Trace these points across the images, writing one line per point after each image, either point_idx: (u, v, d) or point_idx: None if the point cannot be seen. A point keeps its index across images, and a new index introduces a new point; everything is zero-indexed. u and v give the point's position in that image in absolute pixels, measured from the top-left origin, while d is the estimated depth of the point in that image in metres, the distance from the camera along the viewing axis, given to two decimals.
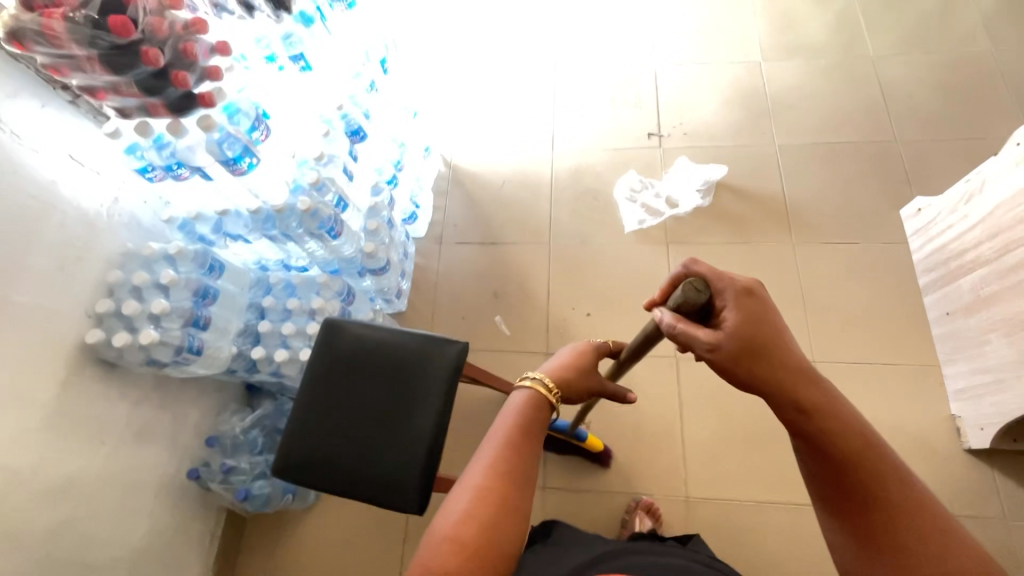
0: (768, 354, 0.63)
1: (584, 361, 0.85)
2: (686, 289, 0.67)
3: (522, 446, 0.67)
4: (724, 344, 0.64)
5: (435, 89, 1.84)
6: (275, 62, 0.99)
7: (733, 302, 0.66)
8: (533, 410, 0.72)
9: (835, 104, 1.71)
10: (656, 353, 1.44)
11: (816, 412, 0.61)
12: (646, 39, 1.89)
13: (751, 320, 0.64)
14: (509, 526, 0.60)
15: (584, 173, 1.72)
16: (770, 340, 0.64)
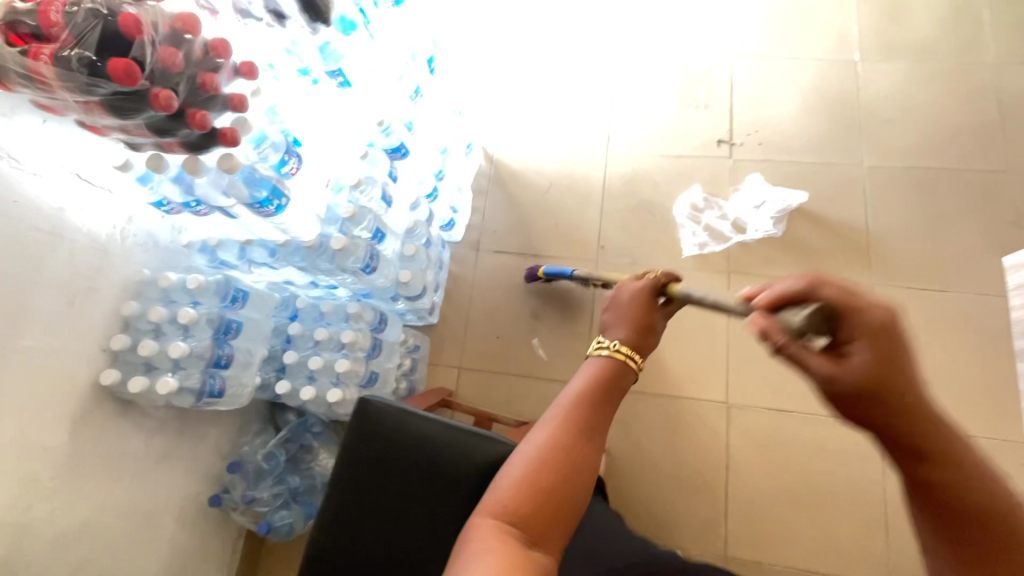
0: (896, 401, 0.51)
1: (642, 307, 0.72)
2: (812, 311, 0.52)
3: (598, 399, 0.66)
4: (842, 383, 0.51)
5: (480, 71, 1.65)
6: (309, 75, 0.85)
7: (867, 335, 0.52)
8: (613, 360, 0.68)
9: (941, 118, 1.48)
10: (703, 397, 1.34)
11: (934, 454, 0.51)
12: (724, 24, 1.64)
13: (887, 361, 0.51)
14: (579, 479, 0.62)
15: (640, 181, 1.54)
16: (903, 387, 0.51)
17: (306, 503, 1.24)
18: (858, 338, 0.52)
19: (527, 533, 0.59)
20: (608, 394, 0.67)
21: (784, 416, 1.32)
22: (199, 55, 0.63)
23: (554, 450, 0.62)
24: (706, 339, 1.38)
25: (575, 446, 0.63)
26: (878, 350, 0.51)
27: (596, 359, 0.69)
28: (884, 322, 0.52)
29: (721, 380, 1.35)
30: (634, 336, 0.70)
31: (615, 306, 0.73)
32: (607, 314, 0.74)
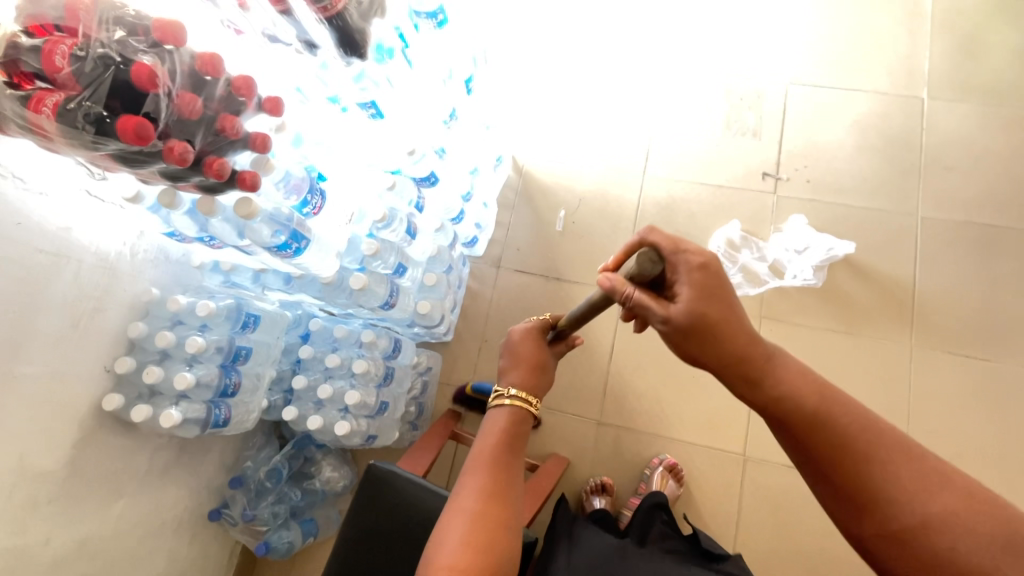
0: (721, 331, 0.59)
1: (533, 347, 0.77)
2: (641, 259, 0.60)
3: (506, 455, 0.70)
4: (675, 320, 0.59)
5: (515, 75, 1.56)
6: (338, 103, 0.78)
7: (681, 271, 0.60)
8: (512, 420, 0.72)
9: (1008, 171, 1.38)
10: (720, 446, 1.30)
11: (760, 378, 0.59)
12: (783, 43, 1.53)
13: (705, 293, 0.59)
14: (506, 547, 0.61)
15: (676, 210, 1.46)
16: (718, 309, 0.59)
17: (305, 521, 1.25)
18: (679, 280, 0.60)
19: None
20: (515, 455, 0.71)
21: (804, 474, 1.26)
22: (222, 95, 0.57)
23: (475, 523, 0.61)
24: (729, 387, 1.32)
25: (493, 515, 0.63)
26: (693, 286, 0.59)
27: (496, 414, 0.74)
28: (701, 259, 0.60)
29: (742, 431, 1.30)
30: (527, 378, 0.75)
31: (509, 350, 0.78)
32: (503, 360, 0.78)
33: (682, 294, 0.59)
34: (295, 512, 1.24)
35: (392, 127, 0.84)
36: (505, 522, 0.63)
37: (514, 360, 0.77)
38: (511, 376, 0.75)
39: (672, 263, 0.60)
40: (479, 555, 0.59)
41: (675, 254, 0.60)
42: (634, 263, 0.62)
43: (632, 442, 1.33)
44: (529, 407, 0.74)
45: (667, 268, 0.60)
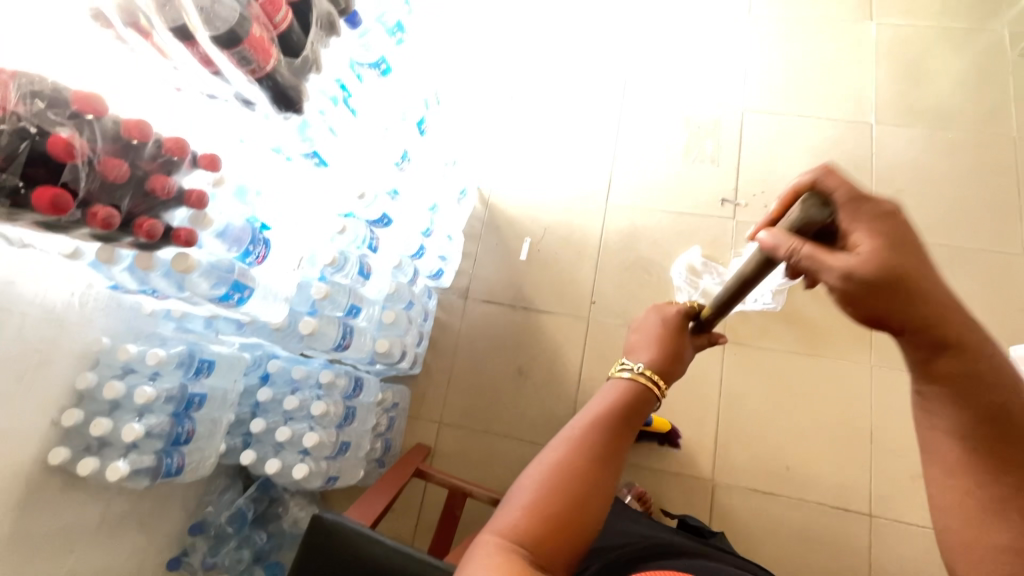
0: (912, 289, 0.51)
1: (671, 334, 0.79)
2: (805, 207, 0.55)
3: (619, 420, 0.68)
4: (860, 274, 0.51)
5: (479, 109, 1.59)
6: (282, 153, 0.79)
7: (860, 221, 0.53)
8: (634, 394, 0.71)
9: (956, 193, 1.42)
10: (688, 473, 1.30)
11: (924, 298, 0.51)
12: (739, 74, 1.58)
13: (892, 246, 0.52)
14: (594, 507, 0.62)
15: (639, 238, 1.49)
16: (913, 263, 0.51)
17: (269, 565, 1.21)
18: (858, 230, 0.53)
19: (538, 554, 0.57)
20: (628, 426, 0.68)
21: (773, 499, 1.26)
22: (150, 158, 0.58)
23: (574, 473, 0.62)
24: (696, 413, 1.33)
25: (593, 472, 0.63)
26: (883, 236, 0.52)
27: (621, 382, 0.72)
28: (881, 209, 0.53)
29: (709, 456, 1.31)
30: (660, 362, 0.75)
31: (645, 330, 0.80)
32: (634, 337, 0.79)
33: (863, 244, 0.52)
34: (258, 556, 1.22)
35: (338, 174, 0.87)
36: (604, 485, 0.63)
37: (657, 340, 0.78)
38: (645, 355, 0.76)
39: (850, 212, 0.53)
40: (567, 503, 0.60)
41: (853, 200, 0.53)
42: (799, 212, 0.56)
43: None
44: (655, 390, 0.72)
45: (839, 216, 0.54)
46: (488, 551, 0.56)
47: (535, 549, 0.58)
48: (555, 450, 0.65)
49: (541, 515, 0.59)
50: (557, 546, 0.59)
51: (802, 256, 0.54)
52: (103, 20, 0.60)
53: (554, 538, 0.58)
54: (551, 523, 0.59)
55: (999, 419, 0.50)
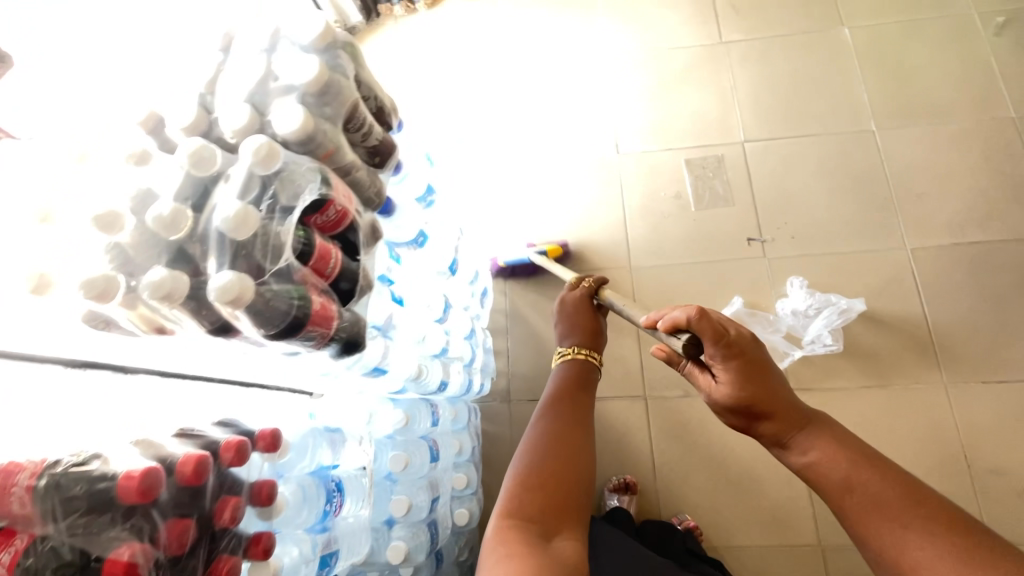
0: (762, 408, 0.64)
1: (581, 315, 0.88)
2: (685, 344, 0.67)
3: (569, 394, 0.76)
4: (718, 399, 0.66)
5: (478, 203, 1.54)
6: (329, 374, 0.66)
7: (718, 361, 0.65)
8: (577, 372, 0.81)
9: (972, 185, 1.40)
10: (793, 542, 1.22)
11: (764, 408, 0.64)
12: (726, 106, 1.55)
13: (745, 379, 0.64)
14: (582, 464, 0.66)
15: (675, 296, 1.41)
16: (758, 384, 0.64)
17: None
18: (717, 363, 0.65)
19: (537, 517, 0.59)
20: (583, 398, 0.76)
21: None
22: (212, 486, 0.51)
23: (545, 447, 0.66)
24: (783, 474, 1.26)
25: (563, 442, 0.67)
26: (734, 371, 0.64)
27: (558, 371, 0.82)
28: (737, 349, 0.64)
29: (809, 520, 1.23)
30: (583, 341, 0.85)
31: (561, 321, 0.89)
32: (556, 329, 0.89)
33: (721, 378, 0.65)
34: None
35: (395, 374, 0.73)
36: (580, 454, 0.66)
37: (564, 326, 0.88)
38: (568, 338, 0.86)
39: (714, 353, 0.65)
40: (548, 473, 0.63)
41: (714, 342, 0.64)
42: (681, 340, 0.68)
43: None
44: (591, 361, 0.83)
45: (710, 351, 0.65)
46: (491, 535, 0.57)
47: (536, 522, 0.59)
48: (525, 439, 0.69)
49: (528, 489, 0.62)
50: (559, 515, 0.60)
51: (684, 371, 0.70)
52: (96, 320, 0.45)
53: (546, 498, 0.61)
54: (547, 488, 0.62)
55: (851, 486, 0.58)
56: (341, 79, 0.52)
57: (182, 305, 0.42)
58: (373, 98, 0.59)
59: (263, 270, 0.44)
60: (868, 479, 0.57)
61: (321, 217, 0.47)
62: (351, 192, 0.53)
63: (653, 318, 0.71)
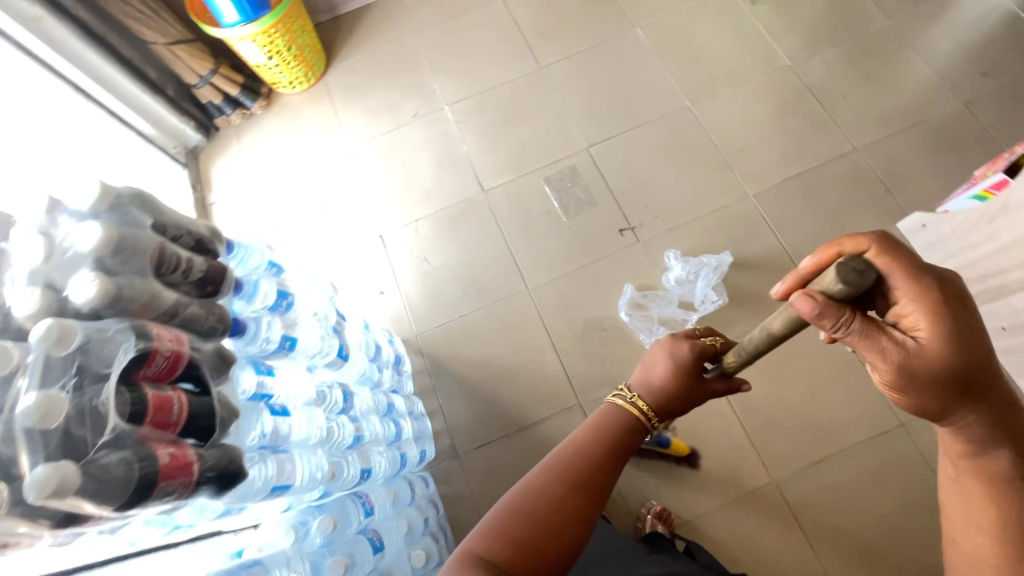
0: (971, 378, 0.60)
1: (678, 377, 0.80)
2: (840, 270, 0.54)
3: (607, 448, 0.76)
4: (922, 359, 0.59)
5: (371, 274, 1.61)
6: (229, 512, 0.63)
7: (923, 302, 0.58)
8: (628, 423, 0.79)
9: (780, 127, 1.61)
10: (751, 486, 1.29)
11: (975, 387, 0.61)
12: (563, 123, 1.71)
13: (958, 339, 0.58)
14: (567, 533, 0.69)
15: (577, 302, 1.50)
16: (980, 355, 0.60)
17: None
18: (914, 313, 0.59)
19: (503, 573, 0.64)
20: (618, 454, 0.77)
21: (831, 461, 1.29)
22: None
23: (547, 498, 0.71)
24: (721, 429, 1.34)
25: (566, 498, 0.71)
26: (950, 329, 0.58)
27: (612, 409, 0.81)
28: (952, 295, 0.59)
29: (757, 461, 1.31)
30: (660, 400, 0.80)
31: (648, 374, 0.82)
32: (640, 375, 0.83)
33: (919, 324, 0.59)
34: None
35: (302, 485, 0.72)
36: (581, 514, 0.71)
37: (667, 375, 0.80)
38: (648, 389, 0.81)
39: (913, 301, 0.59)
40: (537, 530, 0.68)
41: (915, 274, 0.58)
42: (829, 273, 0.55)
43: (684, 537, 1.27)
44: (644, 420, 0.80)
45: (901, 289, 0.59)
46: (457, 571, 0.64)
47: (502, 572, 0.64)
48: (526, 481, 0.74)
49: (507, 539, 0.67)
50: (527, 569, 0.66)
51: (853, 330, 0.59)
52: None
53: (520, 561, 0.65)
54: (523, 547, 0.67)
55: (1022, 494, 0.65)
56: (137, 233, 0.54)
57: (8, 514, 0.42)
58: (186, 233, 0.60)
59: (90, 448, 0.43)
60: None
61: (149, 368, 0.47)
62: (180, 331, 0.53)
63: (795, 280, 0.67)
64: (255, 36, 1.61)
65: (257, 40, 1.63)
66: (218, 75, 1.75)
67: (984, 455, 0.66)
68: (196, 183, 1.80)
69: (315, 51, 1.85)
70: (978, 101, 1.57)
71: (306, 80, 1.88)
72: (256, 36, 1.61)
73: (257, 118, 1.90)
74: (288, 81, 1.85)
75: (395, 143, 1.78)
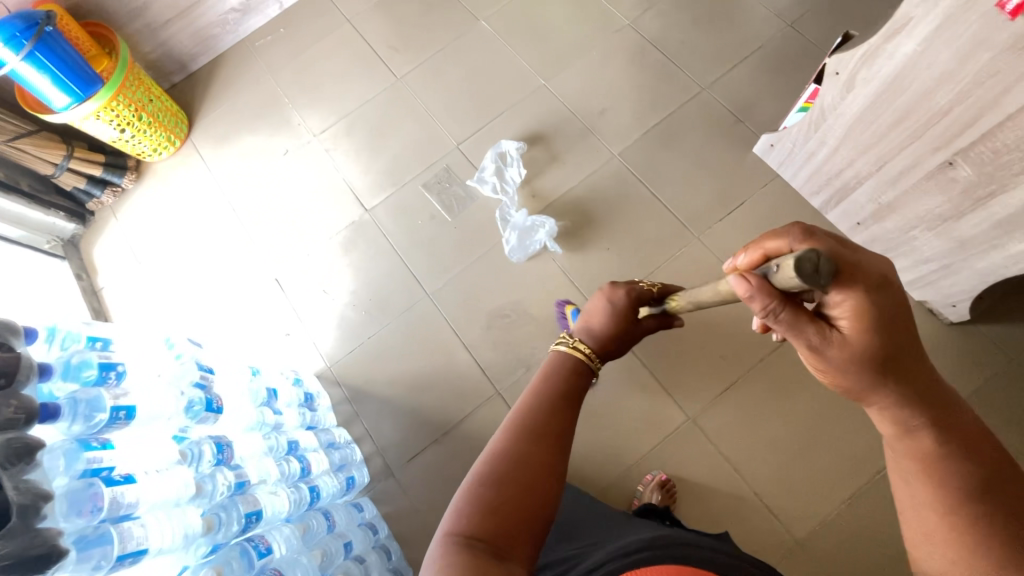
0: (901, 364, 0.60)
1: (617, 318, 0.94)
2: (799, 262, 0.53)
3: (552, 410, 0.79)
4: (847, 347, 0.60)
5: (273, 320, 1.60)
6: None
7: (852, 292, 0.57)
8: (573, 374, 0.87)
9: (631, 84, 1.67)
10: (671, 428, 1.34)
11: (904, 366, 0.61)
12: (430, 127, 1.73)
13: (881, 328, 0.59)
14: (538, 486, 0.69)
15: (475, 296, 1.53)
16: (904, 341, 0.60)
17: None
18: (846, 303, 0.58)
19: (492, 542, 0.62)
20: (562, 409, 0.80)
21: (737, 385, 1.35)
22: None
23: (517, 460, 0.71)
24: (632, 382, 1.39)
25: (528, 455, 0.72)
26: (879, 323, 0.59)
27: (557, 355, 0.90)
28: (879, 282, 0.57)
29: (671, 404, 1.36)
30: (600, 340, 0.92)
31: (594, 315, 0.96)
32: (586, 318, 0.96)
33: (850, 319, 0.59)
34: None
35: (167, 545, 0.73)
36: (545, 466, 0.71)
37: (606, 321, 0.94)
38: (596, 331, 0.93)
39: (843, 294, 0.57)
40: (512, 496, 0.67)
41: (858, 272, 0.57)
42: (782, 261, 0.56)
43: (622, 492, 1.32)
44: (588, 362, 0.89)
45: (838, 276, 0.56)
46: (447, 557, 0.60)
47: (489, 541, 0.62)
48: (494, 454, 0.72)
49: (484, 512, 0.65)
50: (507, 530, 0.64)
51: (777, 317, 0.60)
52: None
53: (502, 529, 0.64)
54: (499, 513, 0.65)
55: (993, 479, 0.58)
56: None
57: None
58: None
59: None
60: (1005, 475, 0.58)
61: None
62: None
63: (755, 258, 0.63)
64: (97, 113, 1.57)
65: (101, 117, 1.59)
66: (75, 158, 1.66)
67: (913, 434, 0.62)
68: (81, 272, 1.73)
69: (172, 114, 1.82)
70: (801, 20, 1.66)
71: (171, 143, 1.84)
72: (98, 112, 1.57)
73: (130, 193, 1.85)
74: (152, 149, 1.80)
75: (272, 185, 1.77)
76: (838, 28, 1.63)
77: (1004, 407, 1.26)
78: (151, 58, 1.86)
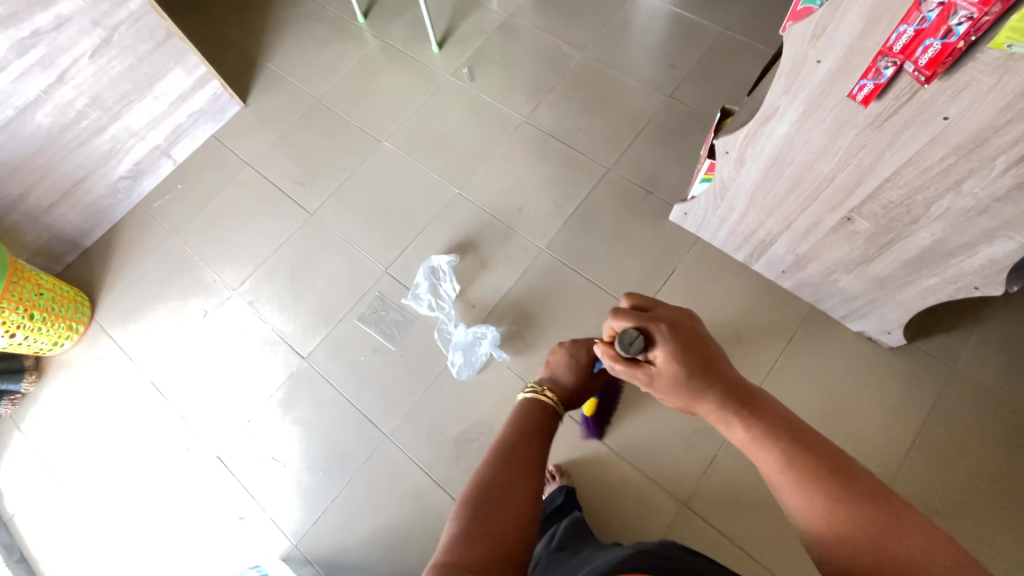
0: (702, 376, 0.72)
1: (580, 368, 1.03)
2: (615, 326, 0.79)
3: (523, 437, 0.83)
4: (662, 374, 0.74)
5: (222, 504, 1.44)
6: None
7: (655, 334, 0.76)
8: (534, 410, 0.91)
9: (541, 177, 1.72)
10: (668, 520, 1.30)
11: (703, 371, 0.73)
12: (354, 257, 1.69)
13: (679, 352, 0.74)
14: (520, 509, 0.70)
15: (438, 425, 1.45)
16: (698, 359, 0.73)
17: None
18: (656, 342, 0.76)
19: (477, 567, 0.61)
20: (535, 438, 0.84)
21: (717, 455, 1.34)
22: None
23: (497, 483, 0.73)
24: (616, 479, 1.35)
25: (508, 477, 0.74)
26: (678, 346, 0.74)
27: (526, 399, 0.94)
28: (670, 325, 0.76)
29: (660, 493, 1.33)
30: (563, 389, 0.99)
31: (556, 364, 1.05)
32: (551, 368, 1.04)
33: (660, 353, 0.74)
34: None
35: None
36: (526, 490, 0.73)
37: (570, 372, 1.02)
38: (560, 379, 1.01)
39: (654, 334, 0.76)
40: (494, 520, 0.67)
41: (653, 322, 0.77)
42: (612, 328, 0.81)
43: None
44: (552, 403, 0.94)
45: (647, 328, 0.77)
46: None
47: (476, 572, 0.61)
48: (477, 480, 0.74)
49: (471, 541, 0.65)
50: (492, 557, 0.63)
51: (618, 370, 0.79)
52: None
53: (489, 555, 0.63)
54: (488, 542, 0.65)
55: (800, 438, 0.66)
56: None
57: None
58: None
59: None
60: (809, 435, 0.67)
61: None
62: None
63: None
64: None
65: None
66: None
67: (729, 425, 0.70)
68: None
69: (69, 301, 1.66)
70: (679, 89, 1.79)
71: (72, 331, 1.68)
72: None
73: (32, 395, 1.65)
74: (50, 343, 1.63)
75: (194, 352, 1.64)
76: (713, 92, 1.77)
77: (960, 415, 1.30)
78: (36, 246, 1.73)
